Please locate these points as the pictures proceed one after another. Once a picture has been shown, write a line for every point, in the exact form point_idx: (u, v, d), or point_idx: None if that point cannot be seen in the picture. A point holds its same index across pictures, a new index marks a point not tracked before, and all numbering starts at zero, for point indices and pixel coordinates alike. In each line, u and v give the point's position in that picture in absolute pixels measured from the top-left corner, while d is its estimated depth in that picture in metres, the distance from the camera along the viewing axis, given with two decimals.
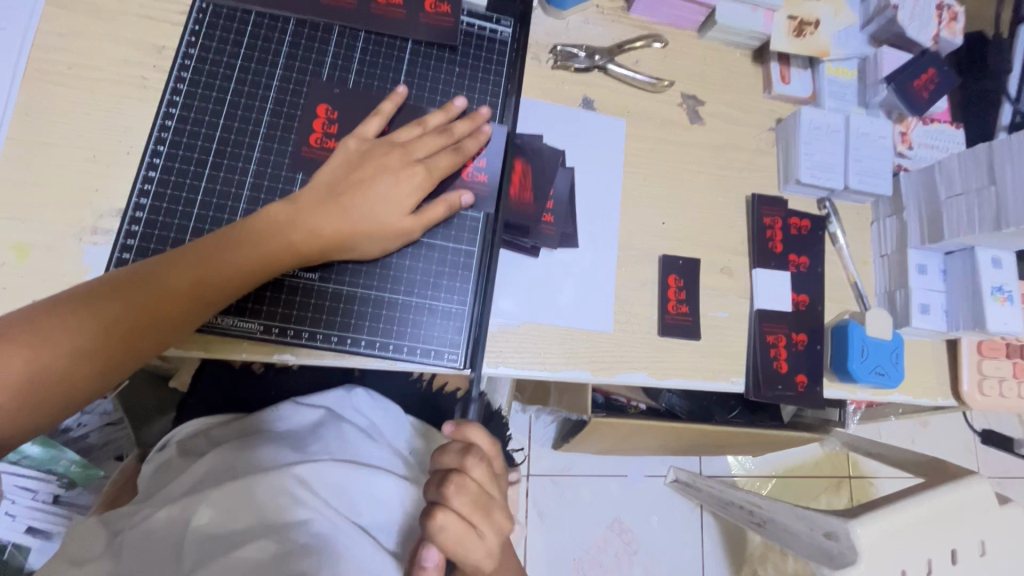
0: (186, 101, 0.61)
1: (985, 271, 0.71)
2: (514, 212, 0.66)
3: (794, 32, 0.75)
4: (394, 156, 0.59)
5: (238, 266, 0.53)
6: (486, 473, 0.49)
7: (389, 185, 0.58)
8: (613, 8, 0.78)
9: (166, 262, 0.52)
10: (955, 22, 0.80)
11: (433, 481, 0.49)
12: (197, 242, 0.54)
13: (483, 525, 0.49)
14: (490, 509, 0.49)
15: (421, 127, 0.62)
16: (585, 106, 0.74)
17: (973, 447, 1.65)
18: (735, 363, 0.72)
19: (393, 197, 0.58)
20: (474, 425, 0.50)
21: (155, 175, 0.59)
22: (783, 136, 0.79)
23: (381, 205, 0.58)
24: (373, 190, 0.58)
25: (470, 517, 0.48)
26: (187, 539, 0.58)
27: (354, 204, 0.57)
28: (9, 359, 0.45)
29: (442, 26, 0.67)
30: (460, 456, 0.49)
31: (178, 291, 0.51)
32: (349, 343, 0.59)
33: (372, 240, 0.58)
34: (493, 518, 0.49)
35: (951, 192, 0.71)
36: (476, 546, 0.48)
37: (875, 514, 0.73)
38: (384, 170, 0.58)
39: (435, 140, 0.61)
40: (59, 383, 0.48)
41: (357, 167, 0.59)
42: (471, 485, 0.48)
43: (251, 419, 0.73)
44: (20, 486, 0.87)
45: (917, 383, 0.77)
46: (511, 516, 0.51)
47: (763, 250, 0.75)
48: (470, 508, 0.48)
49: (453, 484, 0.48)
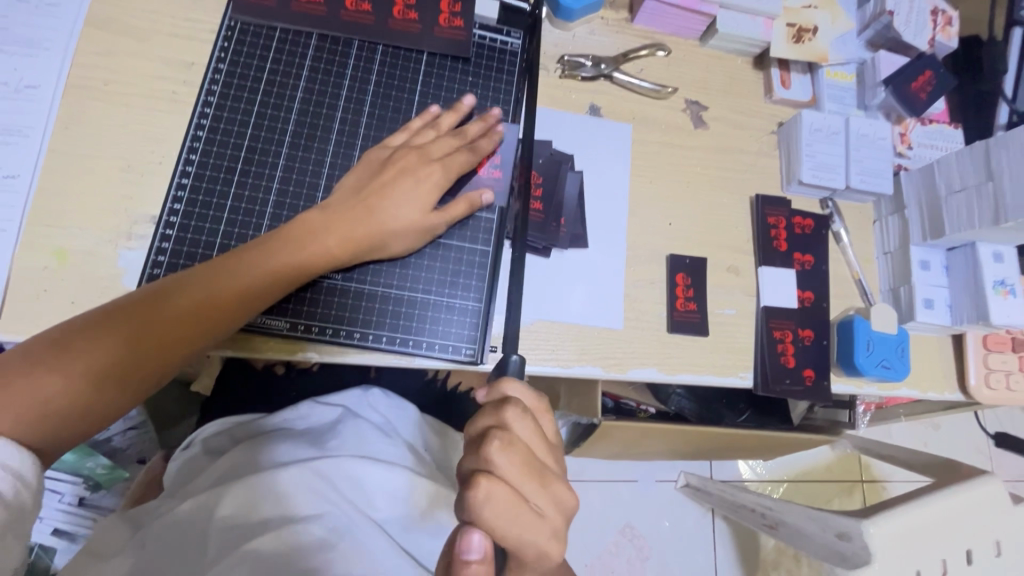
0: (216, 113, 0.64)
1: (986, 265, 0.73)
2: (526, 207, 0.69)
3: (792, 39, 0.78)
4: (413, 158, 0.62)
5: (272, 271, 0.56)
6: (529, 430, 0.48)
7: (410, 186, 0.61)
8: (617, 20, 0.81)
9: (204, 272, 0.54)
10: (950, 26, 0.83)
11: (474, 446, 0.47)
12: (233, 254, 0.56)
13: (536, 492, 0.47)
14: (539, 473, 0.47)
15: (436, 131, 0.65)
16: (592, 113, 0.77)
17: (986, 449, 1.65)
18: (742, 358, 0.74)
19: (413, 197, 0.60)
20: (508, 381, 0.51)
21: (187, 182, 0.62)
22: (785, 139, 0.82)
23: (405, 204, 0.60)
24: (396, 190, 0.60)
25: (520, 479, 0.46)
26: (212, 528, 0.60)
27: (379, 205, 0.59)
28: (60, 365, 0.48)
29: (455, 39, 0.71)
30: (498, 413, 0.48)
31: (218, 300, 0.54)
32: (370, 339, 0.62)
33: (400, 242, 0.61)
34: (543, 481, 0.47)
35: (950, 189, 0.73)
36: (532, 517, 0.46)
37: (888, 513, 0.74)
38: (405, 171, 0.61)
39: (451, 141, 0.64)
40: (107, 389, 0.49)
41: (379, 172, 0.61)
42: (516, 442, 0.47)
43: (272, 417, 0.76)
44: (48, 489, 0.91)
45: (924, 378, 0.78)
46: (563, 482, 0.49)
47: (768, 248, 0.77)
48: (519, 467, 0.46)
49: (498, 440, 0.46)
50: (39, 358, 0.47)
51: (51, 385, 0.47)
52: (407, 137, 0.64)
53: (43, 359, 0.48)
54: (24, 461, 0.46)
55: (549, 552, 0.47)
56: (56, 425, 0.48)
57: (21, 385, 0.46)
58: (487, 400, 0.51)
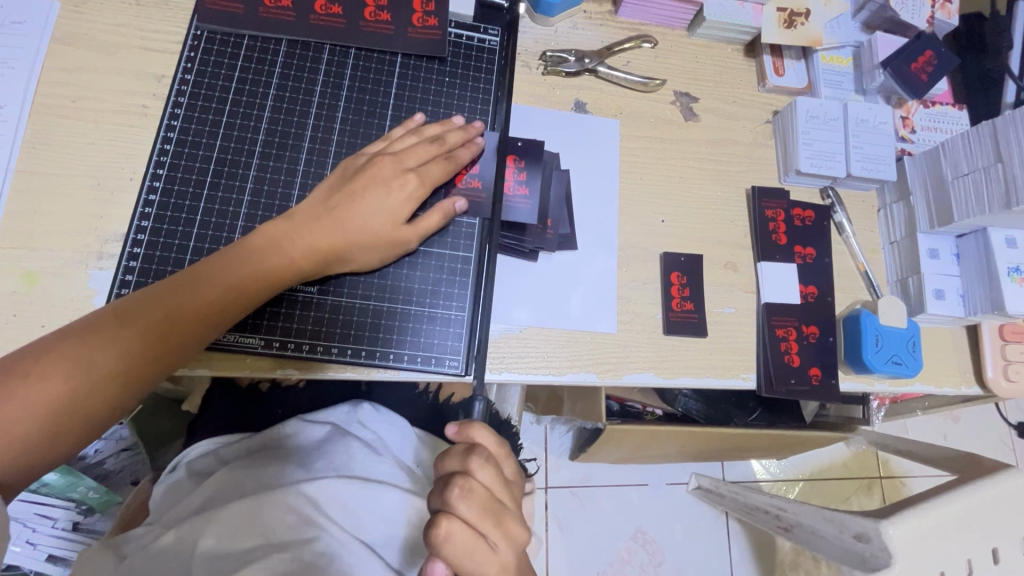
0: (183, 125, 0.63)
1: (999, 252, 0.69)
2: (511, 208, 0.66)
3: (785, 24, 0.74)
4: (385, 165, 0.59)
5: (238, 284, 0.54)
6: (494, 477, 0.46)
7: (382, 196, 0.58)
8: (601, 12, 0.78)
9: (170, 288, 0.52)
10: (949, 3, 0.79)
11: (436, 489, 0.46)
12: (199, 268, 0.54)
13: (498, 537, 0.45)
14: (503, 518, 0.46)
15: (416, 137, 0.62)
16: (577, 109, 0.75)
17: (1010, 441, 1.60)
18: (744, 358, 0.71)
19: (384, 208, 0.58)
20: (478, 424, 0.48)
21: (155, 197, 0.60)
22: (781, 128, 0.78)
23: (375, 215, 0.58)
24: (366, 200, 0.57)
25: (481, 526, 0.44)
26: (196, 558, 0.58)
27: (349, 216, 0.57)
28: (20, 394, 0.46)
29: (430, 39, 0.68)
30: (463, 457, 0.46)
31: (189, 317, 0.52)
32: (349, 354, 0.59)
33: (368, 253, 0.59)
34: (505, 528, 0.45)
35: (957, 173, 0.69)
36: (492, 563, 0.44)
37: (907, 513, 0.70)
38: (377, 179, 0.58)
39: (427, 149, 0.61)
40: (72, 414, 0.48)
41: (351, 180, 0.59)
42: (478, 489, 0.45)
43: (258, 437, 0.73)
44: (40, 514, 0.89)
45: (938, 373, 0.74)
46: (524, 525, 0.47)
47: (767, 243, 0.74)
48: (479, 515, 0.44)
49: (459, 487, 0.44)
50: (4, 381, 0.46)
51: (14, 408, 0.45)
52: (385, 145, 0.62)
53: (5, 380, 0.46)
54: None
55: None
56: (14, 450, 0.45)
57: None
58: (457, 440, 0.48)
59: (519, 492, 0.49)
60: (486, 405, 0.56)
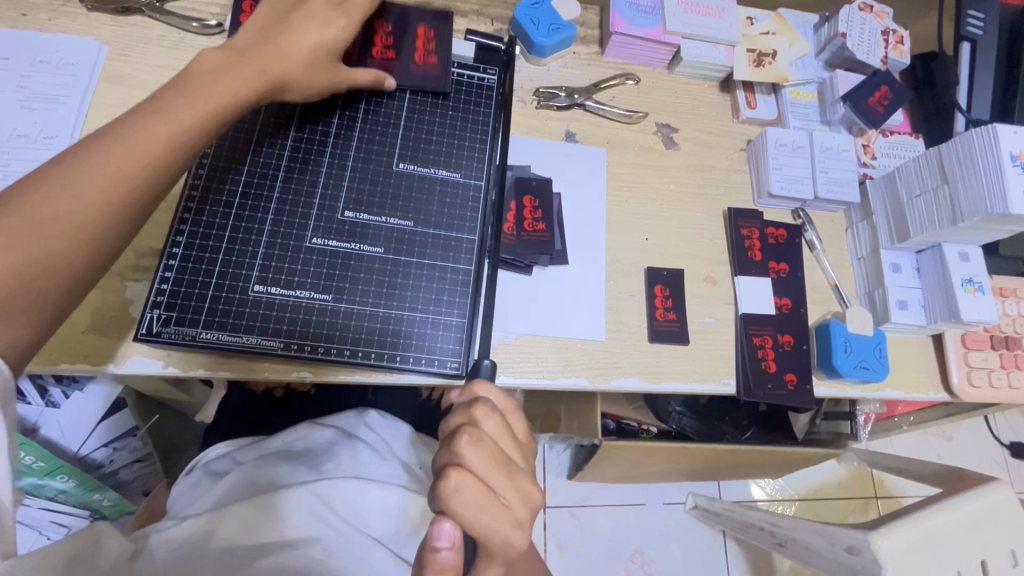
0: (215, 150, 0.68)
1: (953, 264, 0.75)
2: (533, 241, 0.74)
3: (754, 63, 0.84)
4: (310, 6, 0.63)
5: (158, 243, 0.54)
6: (499, 429, 0.51)
7: (308, 27, 0.62)
8: (589, 54, 0.87)
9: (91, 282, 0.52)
10: (901, 44, 0.88)
11: (445, 444, 0.50)
12: None
13: (503, 486, 0.49)
14: (507, 467, 0.50)
15: (325, 14, 0.64)
16: (567, 139, 0.82)
17: (1002, 461, 1.62)
18: (724, 365, 0.76)
19: (314, 22, 0.63)
20: (480, 382, 0.55)
21: (189, 215, 0.66)
22: (754, 155, 0.86)
23: (298, 37, 0.61)
24: (293, 33, 0.61)
25: (489, 473, 0.49)
26: (210, 550, 0.62)
27: (272, 50, 0.60)
28: None
29: (434, 77, 0.76)
30: (469, 411, 0.52)
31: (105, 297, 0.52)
32: (360, 356, 0.65)
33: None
34: (511, 479, 0.50)
35: (911, 194, 0.76)
36: (499, 512, 0.48)
37: (895, 524, 0.75)
38: (300, 22, 0.62)
39: (336, 6, 0.65)
40: None
41: (262, 44, 0.60)
42: (485, 438, 0.50)
43: (270, 441, 0.78)
44: (56, 522, 0.92)
45: (907, 379, 0.80)
46: (530, 479, 0.51)
47: (743, 258, 0.80)
48: (487, 463, 0.49)
49: (467, 436, 0.49)
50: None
51: None
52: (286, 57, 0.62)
53: None
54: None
55: (516, 543, 0.49)
56: None
57: None
58: (461, 400, 0.54)
59: (523, 450, 0.54)
60: (494, 367, 0.60)
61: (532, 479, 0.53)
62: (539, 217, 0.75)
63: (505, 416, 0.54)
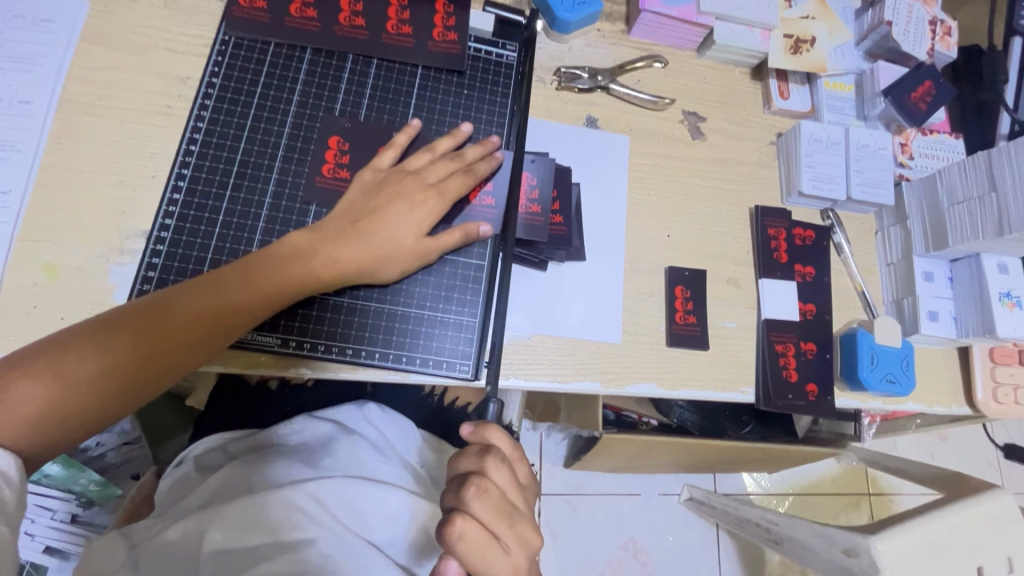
0: (209, 127, 0.64)
1: (991, 277, 0.72)
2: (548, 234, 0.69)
3: (790, 50, 0.78)
4: (408, 183, 0.61)
5: (266, 292, 0.56)
6: (507, 478, 0.49)
7: (403, 210, 0.60)
8: (614, 32, 0.81)
9: (179, 297, 0.53)
10: (949, 36, 0.83)
11: (452, 487, 0.48)
12: (213, 276, 0.55)
13: (507, 535, 0.48)
14: (510, 517, 0.48)
15: (431, 153, 0.64)
16: (589, 124, 0.77)
17: (996, 462, 1.62)
18: (743, 373, 0.73)
19: (407, 220, 0.60)
20: (494, 428, 0.51)
21: (179, 197, 0.62)
22: (785, 150, 0.81)
23: (397, 228, 0.60)
24: (389, 214, 0.60)
25: (493, 523, 0.47)
26: (203, 554, 0.59)
27: (371, 229, 0.59)
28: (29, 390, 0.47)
29: (450, 53, 0.70)
30: (479, 458, 0.49)
31: (192, 322, 0.53)
32: (363, 355, 0.61)
33: (394, 266, 0.60)
34: (514, 527, 0.49)
35: (953, 200, 0.72)
36: (500, 559, 0.47)
37: (897, 528, 0.71)
38: (399, 195, 0.61)
39: (447, 165, 0.64)
40: (73, 409, 0.49)
41: (372, 195, 0.61)
42: (493, 489, 0.48)
43: (264, 433, 0.75)
44: (39, 506, 0.87)
45: (931, 392, 0.77)
46: (532, 526, 0.50)
47: (768, 260, 0.76)
48: (492, 514, 0.47)
49: (475, 487, 0.47)
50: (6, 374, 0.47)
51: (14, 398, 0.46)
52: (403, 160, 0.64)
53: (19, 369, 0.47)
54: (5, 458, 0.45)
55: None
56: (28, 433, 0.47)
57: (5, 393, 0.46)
58: (472, 440, 0.51)
59: (526, 494, 0.52)
60: (502, 408, 0.56)
61: (533, 521, 0.52)
62: (557, 211, 0.70)
63: (512, 464, 0.51)
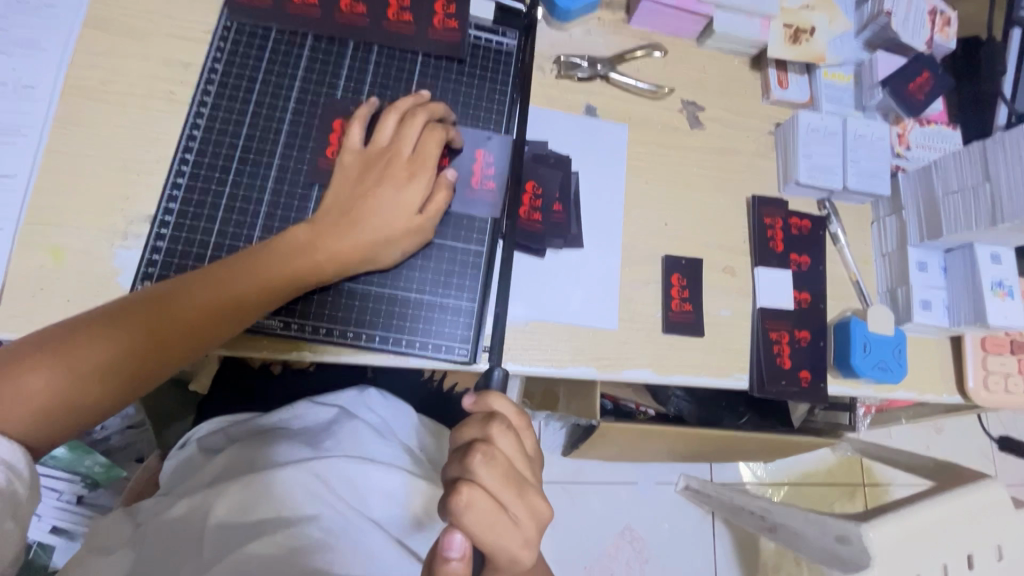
0: (212, 113, 0.65)
1: (984, 267, 0.73)
2: (550, 222, 0.70)
3: (790, 39, 0.79)
4: (388, 162, 0.61)
5: (274, 283, 0.57)
6: (512, 445, 0.50)
7: (390, 191, 0.60)
8: (614, 20, 0.81)
9: (190, 286, 0.54)
10: (948, 27, 0.83)
11: (458, 457, 0.50)
12: (222, 266, 0.56)
13: (515, 504, 0.49)
14: (519, 485, 0.49)
15: (402, 125, 0.63)
16: (587, 113, 0.77)
17: (990, 454, 1.64)
18: (737, 360, 0.74)
19: (393, 201, 0.60)
20: (496, 396, 0.53)
21: (183, 181, 0.63)
22: (782, 140, 0.81)
23: (384, 210, 0.60)
24: (375, 198, 0.60)
25: (500, 490, 0.48)
26: (208, 528, 0.60)
27: (361, 215, 0.59)
28: (44, 376, 0.48)
29: (450, 41, 0.70)
30: (484, 426, 0.51)
31: (202, 310, 0.54)
32: (363, 338, 0.62)
33: (392, 248, 0.61)
34: (523, 496, 0.49)
35: (947, 189, 0.73)
36: (509, 529, 0.48)
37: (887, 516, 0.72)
38: (383, 177, 0.60)
39: (433, 140, 0.63)
40: (87, 395, 0.50)
41: (356, 179, 0.61)
42: (498, 456, 0.49)
43: (267, 417, 0.76)
44: (47, 486, 0.91)
45: (922, 380, 0.78)
46: (540, 495, 0.51)
47: (764, 250, 0.77)
48: (499, 482, 0.48)
49: (481, 454, 0.48)
50: (22, 359, 0.48)
51: (31, 384, 0.48)
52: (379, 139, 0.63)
53: (32, 356, 0.48)
54: (14, 450, 0.47)
55: (522, 560, 0.49)
56: (45, 418, 0.48)
57: (24, 376, 0.48)
58: (474, 410, 0.53)
59: (533, 465, 0.53)
60: (506, 374, 0.58)
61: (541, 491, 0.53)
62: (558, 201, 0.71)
63: (518, 432, 0.52)
